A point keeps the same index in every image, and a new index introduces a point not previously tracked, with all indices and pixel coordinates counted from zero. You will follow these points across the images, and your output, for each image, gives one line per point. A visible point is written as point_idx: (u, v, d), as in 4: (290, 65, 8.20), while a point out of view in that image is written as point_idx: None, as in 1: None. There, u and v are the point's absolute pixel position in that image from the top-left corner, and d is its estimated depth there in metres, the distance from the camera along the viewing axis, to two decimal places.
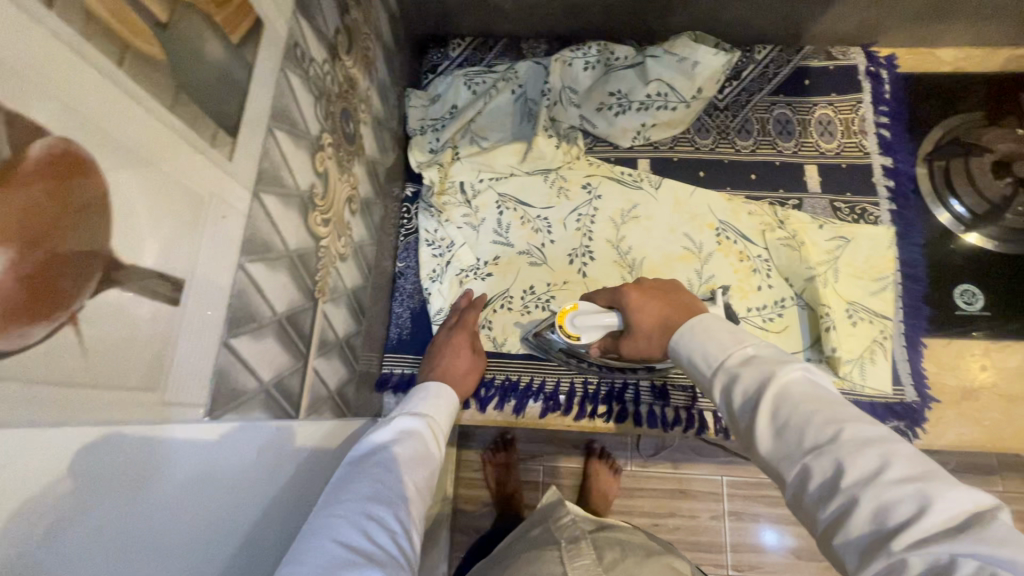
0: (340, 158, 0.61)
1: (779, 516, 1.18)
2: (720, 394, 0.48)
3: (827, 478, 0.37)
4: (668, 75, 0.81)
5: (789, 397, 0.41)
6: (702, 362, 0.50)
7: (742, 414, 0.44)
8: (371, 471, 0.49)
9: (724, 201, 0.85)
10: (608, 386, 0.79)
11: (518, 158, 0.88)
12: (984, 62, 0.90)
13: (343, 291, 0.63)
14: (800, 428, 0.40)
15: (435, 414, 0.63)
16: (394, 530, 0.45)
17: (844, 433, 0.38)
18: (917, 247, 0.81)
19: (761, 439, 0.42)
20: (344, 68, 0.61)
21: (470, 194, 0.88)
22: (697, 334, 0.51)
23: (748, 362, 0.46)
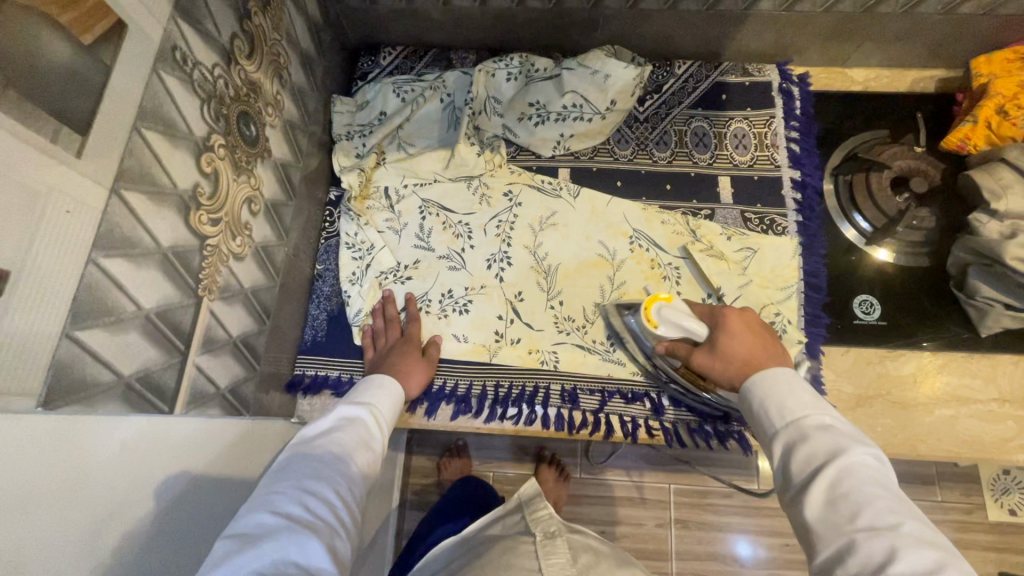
0: (236, 160, 0.62)
1: (722, 522, 1.19)
2: (779, 455, 0.54)
3: (871, 558, 0.42)
4: (582, 88, 0.83)
5: (857, 478, 0.47)
6: (773, 417, 0.56)
7: (803, 479, 0.50)
8: (311, 454, 0.54)
9: (639, 210, 0.87)
10: (518, 390, 0.80)
11: (442, 165, 0.90)
12: (892, 82, 0.94)
13: (238, 290, 0.64)
14: (861, 509, 0.45)
15: (385, 400, 0.67)
16: (331, 503, 0.50)
17: (905, 524, 0.43)
18: (820, 257, 0.83)
19: (811, 509, 0.48)
20: (243, 72, 0.62)
21: (393, 200, 0.89)
22: (783, 386, 0.57)
23: (825, 429, 0.52)
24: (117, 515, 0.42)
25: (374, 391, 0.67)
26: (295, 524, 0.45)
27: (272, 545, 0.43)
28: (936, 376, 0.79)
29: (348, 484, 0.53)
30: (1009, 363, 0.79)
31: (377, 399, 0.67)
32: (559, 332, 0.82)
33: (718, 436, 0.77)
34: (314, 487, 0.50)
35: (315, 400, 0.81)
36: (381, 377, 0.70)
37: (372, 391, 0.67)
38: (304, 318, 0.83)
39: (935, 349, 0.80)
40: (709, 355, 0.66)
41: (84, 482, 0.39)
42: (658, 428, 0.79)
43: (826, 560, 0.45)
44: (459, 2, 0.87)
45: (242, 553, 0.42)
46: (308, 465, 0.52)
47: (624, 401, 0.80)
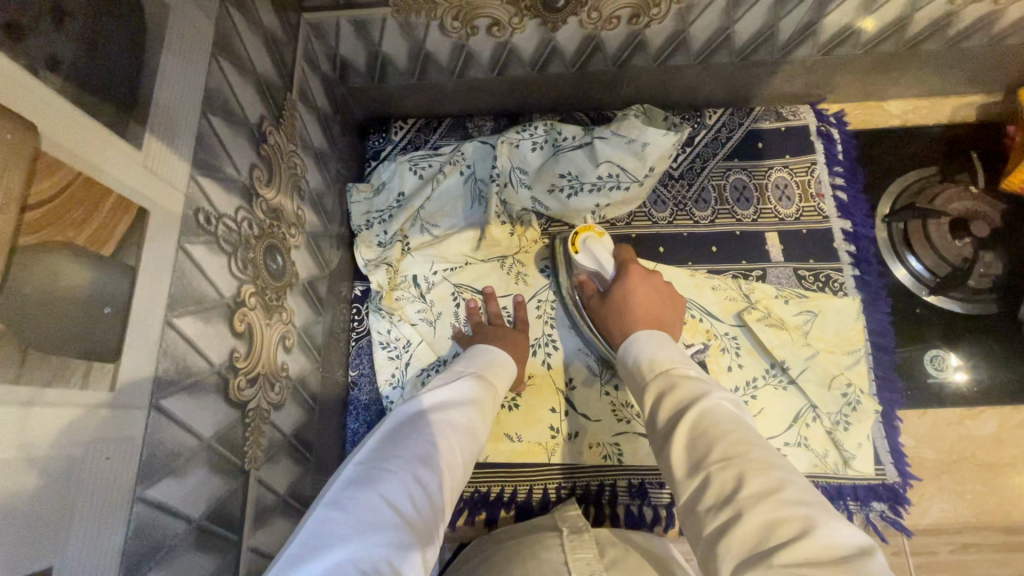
0: (267, 301, 0.55)
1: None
2: (649, 408, 0.50)
3: (724, 489, 0.39)
4: (618, 157, 0.77)
5: (715, 417, 0.44)
6: (644, 370, 0.54)
7: (665, 427, 0.47)
8: (426, 432, 0.49)
9: (686, 277, 0.82)
10: (583, 489, 0.75)
11: (471, 245, 0.84)
12: (933, 112, 0.89)
13: (282, 441, 0.58)
14: (715, 444, 0.42)
15: (494, 382, 0.62)
16: (434, 500, 0.44)
17: (754, 452, 0.40)
18: (885, 314, 0.79)
19: (674, 451, 0.44)
20: (264, 202, 0.56)
21: (424, 289, 0.83)
22: (652, 345, 0.56)
23: (690, 381, 0.49)
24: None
25: (489, 372, 0.62)
26: (403, 519, 0.40)
27: (380, 535, 0.37)
28: (1021, 433, 0.75)
29: (449, 481, 0.47)
30: None
31: (487, 379, 0.61)
32: (618, 420, 0.77)
33: None
34: (425, 479, 0.44)
35: None
36: (496, 352, 0.67)
37: (487, 368, 0.63)
38: (345, 434, 0.76)
39: (1015, 404, 0.75)
40: (602, 308, 0.69)
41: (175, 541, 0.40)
42: None
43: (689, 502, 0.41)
44: (474, 73, 0.80)
45: (340, 531, 0.37)
46: (421, 447, 0.47)
47: None
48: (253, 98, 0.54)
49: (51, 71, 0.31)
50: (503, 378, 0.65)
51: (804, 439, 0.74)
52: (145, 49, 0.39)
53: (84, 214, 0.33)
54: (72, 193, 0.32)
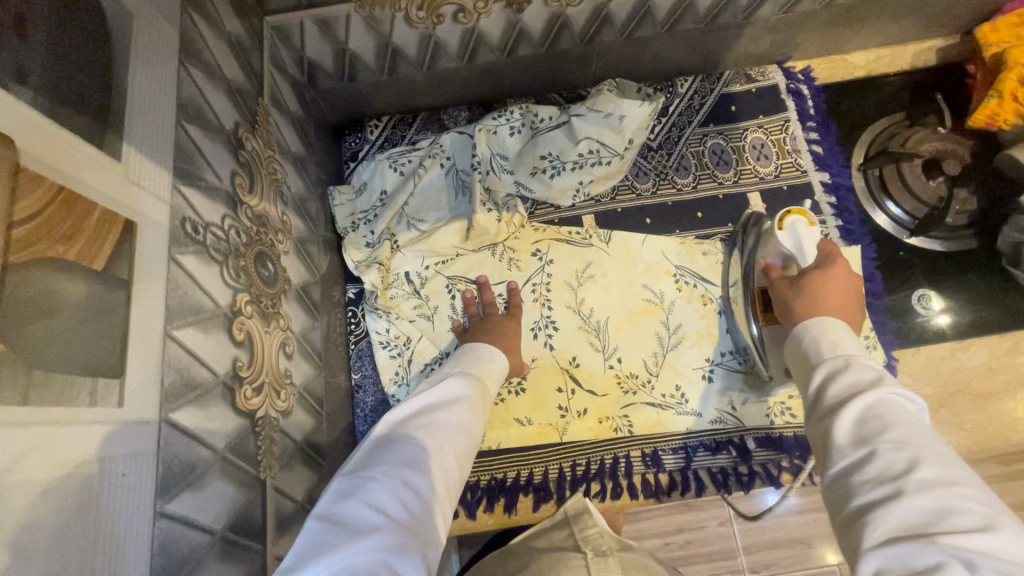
0: (263, 309, 0.55)
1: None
2: (816, 381, 0.50)
3: (891, 467, 0.39)
4: (596, 132, 0.78)
5: (898, 407, 0.43)
6: (822, 349, 0.52)
7: (835, 398, 0.46)
8: (411, 435, 0.50)
9: (676, 245, 0.83)
10: (597, 464, 0.75)
11: (460, 236, 0.84)
12: (894, 60, 0.91)
13: (293, 448, 0.57)
14: (892, 428, 0.41)
15: (484, 379, 0.63)
16: (426, 499, 0.45)
17: (938, 446, 0.40)
18: (871, 260, 0.80)
19: (836, 422, 0.44)
20: (250, 209, 0.55)
21: (418, 285, 0.83)
22: (843, 333, 0.53)
23: (871, 366, 0.48)
24: None
25: (477, 370, 0.63)
26: (389, 523, 0.41)
27: (366, 540, 0.39)
28: (1010, 360, 0.77)
29: (442, 479, 0.48)
30: None
31: (476, 377, 0.62)
32: (624, 392, 0.78)
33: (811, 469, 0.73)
34: (414, 480, 0.45)
35: None
36: (487, 350, 0.68)
37: (476, 366, 0.64)
38: (354, 438, 0.76)
39: (1002, 332, 0.78)
40: (782, 294, 0.64)
41: (199, 559, 0.39)
42: (748, 473, 0.74)
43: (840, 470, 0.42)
44: (444, 62, 0.80)
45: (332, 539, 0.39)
46: (408, 450, 0.48)
47: (709, 452, 0.75)
48: (226, 105, 0.53)
49: (23, 85, 0.31)
50: (495, 377, 0.66)
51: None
52: (114, 59, 0.39)
53: (70, 229, 0.32)
54: (57, 209, 0.31)
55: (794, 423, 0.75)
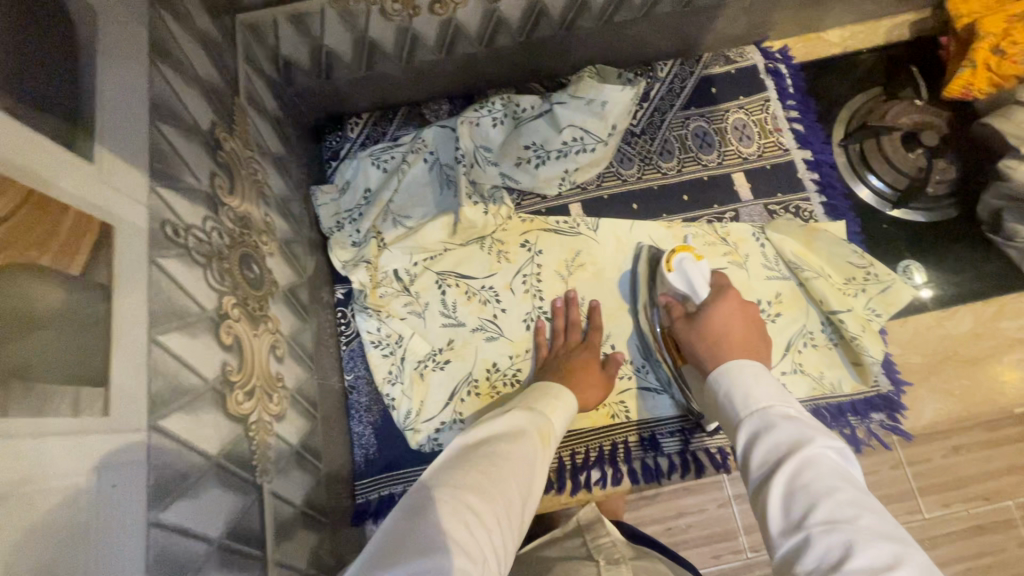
0: (250, 311, 0.54)
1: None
2: (743, 445, 0.49)
3: (826, 554, 0.36)
4: (580, 119, 0.78)
5: (817, 468, 0.42)
6: (743, 405, 0.52)
7: (760, 474, 0.45)
8: (480, 462, 0.47)
9: (664, 229, 0.83)
10: (597, 451, 0.75)
11: (447, 231, 0.83)
12: (869, 36, 0.92)
13: (289, 452, 0.56)
14: (818, 501, 0.39)
15: (554, 414, 0.60)
16: (490, 536, 0.42)
17: (865, 517, 0.38)
18: (856, 234, 0.81)
19: (767, 501, 0.43)
20: (231, 211, 0.54)
21: (408, 283, 0.82)
22: (750, 379, 0.54)
23: (792, 421, 0.47)
24: None
25: (546, 403, 0.60)
26: (453, 556, 0.38)
27: (431, 569, 0.37)
28: (995, 325, 0.79)
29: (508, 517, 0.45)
30: None
31: (543, 411, 0.59)
32: (620, 378, 0.78)
33: None
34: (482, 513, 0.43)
35: None
36: (558, 386, 0.65)
37: (545, 399, 0.61)
38: (350, 440, 0.75)
39: (986, 298, 0.79)
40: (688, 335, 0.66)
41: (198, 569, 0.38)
42: None
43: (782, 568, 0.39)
44: (423, 55, 0.79)
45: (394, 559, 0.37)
46: (478, 479, 0.45)
47: (707, 433, 0.75)
48: (202, 106, 0.52)
49: None
50: (562, 411, 0.63)
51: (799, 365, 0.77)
52: (80, 58, 0.37)
53: (43, 234, 0.31)
54: (28, 212, 0.30)
55: None
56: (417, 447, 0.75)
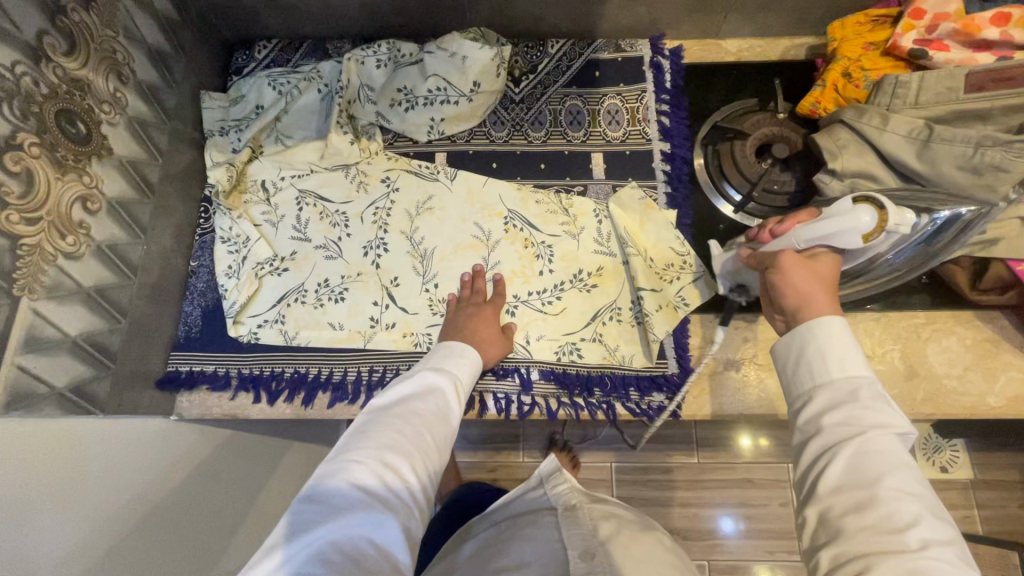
0: (59, 158, 0.62)
1: (665, 497, 1.36)
2: (813, 399, 0.51)
3: (892, 521, 0.43)
4: (444, 71, 0.86)
5: (886, 450, 0.46)
6: (827, 366, 0.52)
7: (829, 428, 0.49)
8: (388, 424, 0.56)
9: (513, 190, 0.88)
10: (393, 372, 0.81)
11: (316, 154, 0.90)
12: (764, 52, 0.95)
13: (74, 289, 0.64)
14: (887, 475, 0.45)
15: (460, 372, 0.66)
16: (405, 478, 0.52)
17: (922, 495, 0.44)
18: (688, 227, 0.85)
19: (833, 462, 0.47)
20: (61, 69, 0.62)
21: (270, 194, 0.89)
22: (839, 340, 0.52)
23: (874, 395, 0.49)
24: None
25: (453, 362, 0.66)
26: (370, 503, 0.48)
27: (348, 518, 0.47)
28: None
29: (429, 464, 0.55)
30: (869, 320, 0.81)
31: (453, 371, 0.66)
32: (432, 313, 0.83)
33: (585, 407, 0.78)
34: (393, 463, 0.52)
35: (194, 396, 0.80)
36: (458, 343, 0.70)
37: (451, 360, 0.67)
38: (178, 316, 0.83)
39: None
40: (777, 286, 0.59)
41: None
42: (529, 403, 0.79)
43: (827, 508, 0.46)
44: None
45: (321, 522, 0.46)
46: (385, 436, 0.54)
47: (496, 377, 0.80)
48: None
49: None
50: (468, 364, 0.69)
51: (599, 335, 0.81)
52: None
53: None
54: None
55: (578, 362, 0.80)
56: (236, 336, 0.83)
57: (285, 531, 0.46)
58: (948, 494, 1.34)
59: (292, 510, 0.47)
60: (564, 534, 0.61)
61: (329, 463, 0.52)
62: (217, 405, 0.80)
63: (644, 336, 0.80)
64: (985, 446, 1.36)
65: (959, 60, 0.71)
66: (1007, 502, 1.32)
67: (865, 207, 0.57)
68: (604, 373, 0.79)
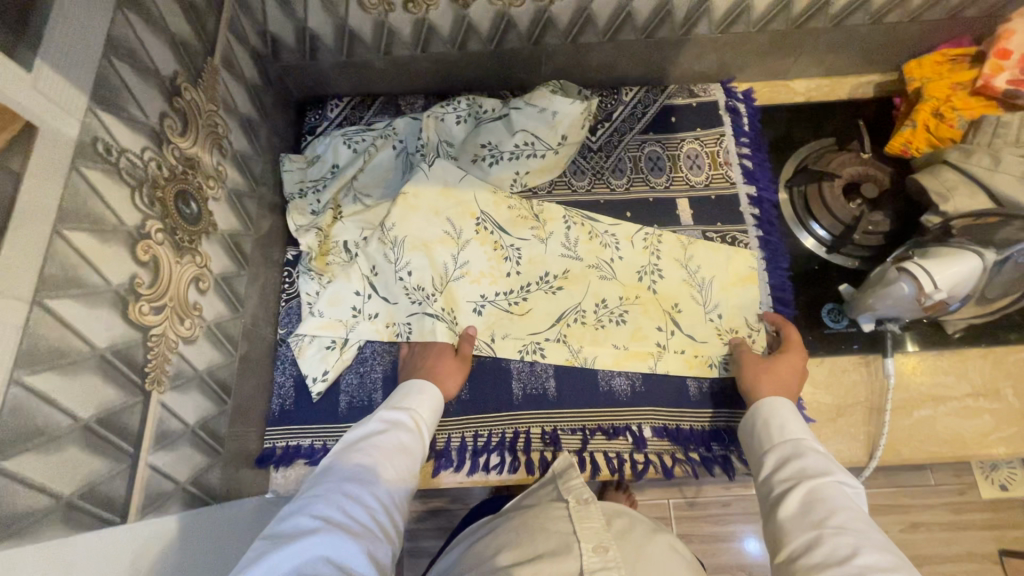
0: (177, 241, 0.59)
1: (726, 533, 1.33)
2: (773, 468, 0.60)
3: (838, 550, 0.47)
4: (532, 125, 0.85)
5: (830, 494, 0.53)
6: (776, 434, 0.63)
7: (780, 492, 0.57)
8: (342, 465, 0.58)
9: (633, 256, 0.86)
10: (499, 436, 0.78)
11: (493, 288, 0.83)
12: (834, 90, 0.96)
13: (191, 374, 0.61)
14: (832, 515, 0.51)
15: (419, 406, 0.70)
16: (360, 511, 0.52)
17: (873, 534, 0.49)
18: (784, 271, 0.84)
19: (784, 516, 0.54)
20: (177, 149, 0.60)
21: (391, 258, 0.82)
22: (784, 413, 0.65)
23: (815, 458, 0.58)
24: (60, 480, 0.44)
25: (411, 398, 0.70)
26: (326, 530, 0.49)
27: (311, 548, 0.47)
28: (911, 377, 0.80)
29: (393, 493, 0.57)
30: (978, 356, 0.80)
31: (416, 409, 0.69)
32: (411, 301, 0.81)
33: (701, 462, 0.76)
34: (353, 498, 0.54)
35: (290, 472, 0.78)
36: (421, 383, 0.73)
37: (413, 396, 0.70)
38: (271, 387, 0.79)
39: (904, 351, 0.81)
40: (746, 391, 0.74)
41: (50, 439, 0.43)
42: (643, 462, 0.77)
43: (783, 559, 0.51)
44: (399, 50, 0.86)
45: (295, 548, 0.46)
46: (342, 471, 0.57)
47: (606, 437, 0.78)
48: (168, 54, 0.59)
49: None
50: (430, 401, 0.72)
51: (563, 336, 0.82)
52: None
53: None
54: None
55: (691, 416, 0.78)
56: (331, 406, 0.79)
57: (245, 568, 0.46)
58: (1013, 514, 1.32)
59: (255, 545, 0.48)
60: (576, 528, 0.57)
61: (283, 508, 0.53)
62: None
63: (608, 340, 0.81)
64: None
65: None
66: None
67: (903, 278, 0.62)
68: (718, 426, 0.77)
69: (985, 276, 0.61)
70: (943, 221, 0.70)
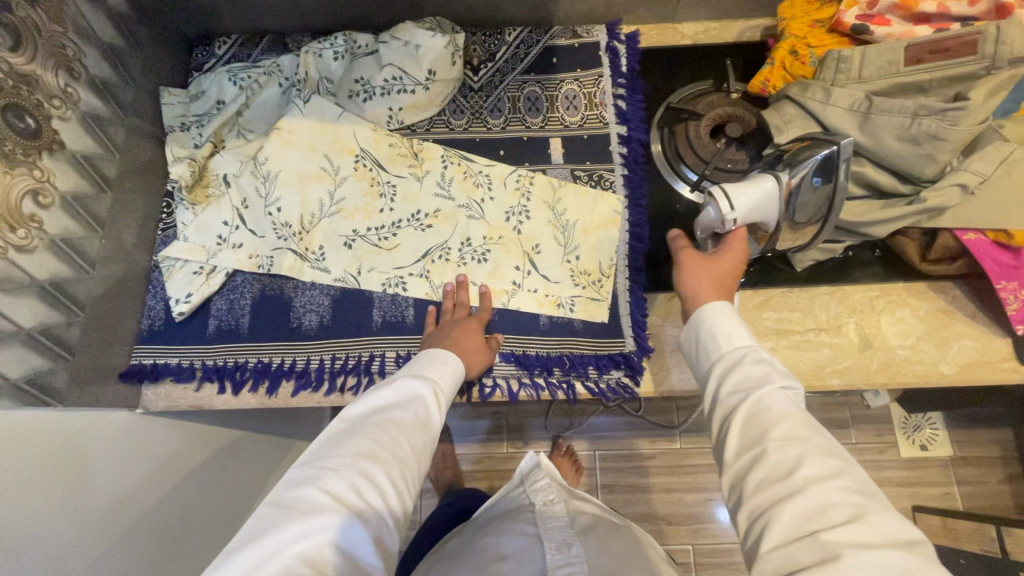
0: (5, 152, 0.62)
1: (645, 484, 1.36)
2: (716, 374, 0.54)
3: (781, 466, 0.44)
4: (399, 60, 0.87)
5: (771, 400, 0.48)
6: (718, 341, 0.55)
7: (728, 397, 0.51)
8: (366, 435, 0.54)
9: (501, 194, 0.88)
10: (355, 358, 0.82)
11: (364, 223, 0.87)
12: (721, 33, 0.95)
13: (27, 281, 0.65)
14: (777, 426, 0.46)
15: (440, 378, 0.64)
16: (378, 491, 0.50)
17: (815, 437, 0.46)
18: (643, 208, 0.86)
19: (730, 431, 0.49)
20: (6, 64, 0.63)
21: (261, 192, 0.85)
22: (722, 322, 0.56)
23: (760, 360, 0.52)
24: None
25: (434, 368, 0.65)
26: (334, 513, 0.47)
27: (312, 526, 0.45)
28: (758, 313, 0.82)
29: (409, 474, 0.54)
30: (825, 293, 0.82)
31: (434, 379, 0.64)
32: (277, 237, 0.85)
33: (545, 387, 0.80)
34: (371, 477, 0.50)
35: (159, 388, 0.81)
36: (442, 352, 0.68)
37: (433, 366, 0.65)
38: (142, 308, 0.83)
39: (754, 287, 0.83)
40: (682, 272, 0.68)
41: None
42: (491, 385, 0.80)
43: (733, 470, 0.47)
44: None
45: (288, 529, 0.45)
46: (359, 445, 0.53)
47: None
48: None
49: None
50: (449, 374, 0.67)
51: (426, 271, 0.85)
52: None
53: None
54: None
55: (538, 343, 0.81)
56: (200, 329, 0.84)
57: (236, 545, 0.44)
58: (930, 472, 1.33)
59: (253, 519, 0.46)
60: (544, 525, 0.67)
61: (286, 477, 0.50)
62: (183, 397, 0.81)
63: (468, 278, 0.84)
64: (965, 423, 1.36)
65: (901, 33, 0.72)
66: (986, 478, 1.32)
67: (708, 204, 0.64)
68: (563, 352, 0.81)
69: (789, 200, 0.63)
70: (775, 152, 0.72)
